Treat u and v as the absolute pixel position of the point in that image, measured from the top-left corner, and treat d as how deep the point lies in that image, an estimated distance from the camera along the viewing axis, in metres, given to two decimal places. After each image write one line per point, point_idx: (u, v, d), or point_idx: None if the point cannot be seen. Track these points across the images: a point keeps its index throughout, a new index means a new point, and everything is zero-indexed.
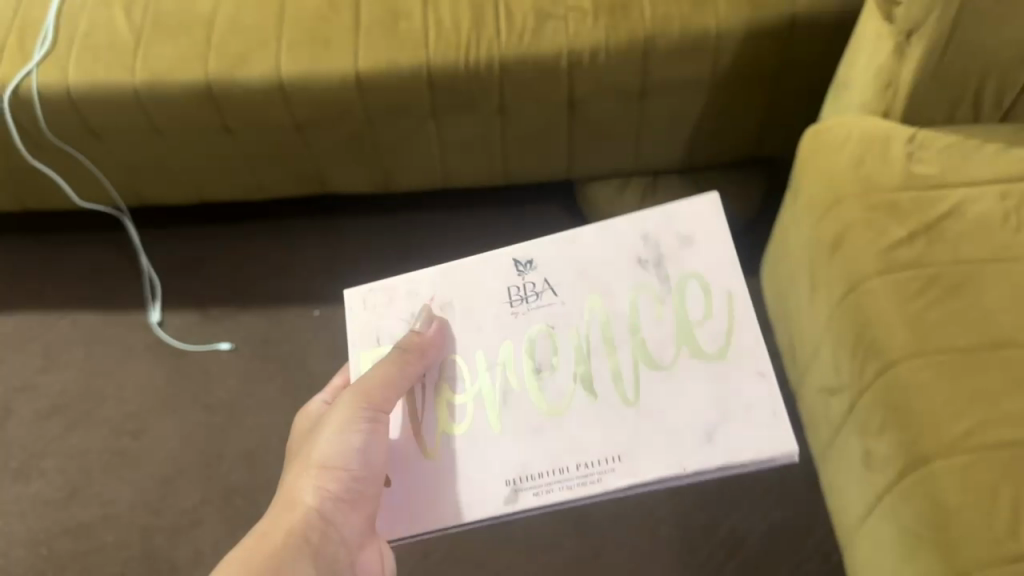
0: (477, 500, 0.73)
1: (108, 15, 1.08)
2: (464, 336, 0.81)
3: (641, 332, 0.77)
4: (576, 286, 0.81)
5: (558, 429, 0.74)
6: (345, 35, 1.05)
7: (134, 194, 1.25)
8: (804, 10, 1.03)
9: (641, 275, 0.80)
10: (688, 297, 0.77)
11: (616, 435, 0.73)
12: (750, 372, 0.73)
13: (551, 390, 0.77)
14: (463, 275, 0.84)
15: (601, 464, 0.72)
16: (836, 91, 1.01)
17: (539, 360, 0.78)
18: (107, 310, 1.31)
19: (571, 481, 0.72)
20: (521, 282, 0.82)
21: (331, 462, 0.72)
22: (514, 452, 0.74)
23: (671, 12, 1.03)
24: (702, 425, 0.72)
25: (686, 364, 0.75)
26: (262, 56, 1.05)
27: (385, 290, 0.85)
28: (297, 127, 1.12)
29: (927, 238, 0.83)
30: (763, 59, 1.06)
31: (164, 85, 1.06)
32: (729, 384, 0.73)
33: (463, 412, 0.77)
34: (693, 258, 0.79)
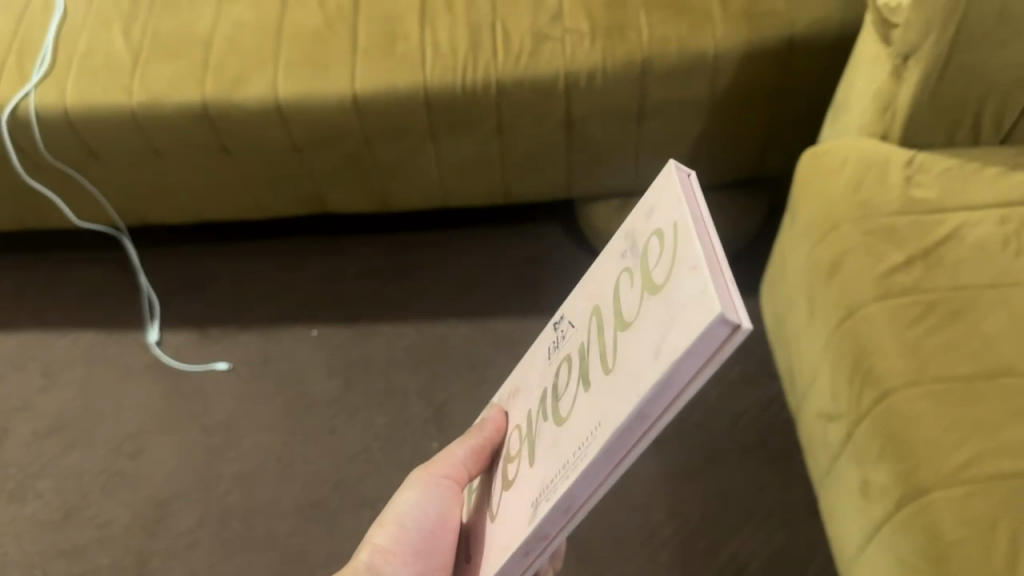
0: (514, 533, 0.58)
1: (107, 37, 1.09)
2: (520, 404, 0.69)
3: (620, 306, 0.55)
4: (587, 308, 0.63)
5: (565, 436, 0.56)
6: (342, 57, 1.05)
7: (134, 214, 1.25)
8: (802, 31, 1.02)
9: (620, 267, 0.58)
10: (650, 248, 0.54)
11: (596, 408, 0.53)
12: (679, 272, 0.48)
13: (565, 402, 0.59)
14: (524, 360, 0.73)
15: (589, 437, 0.52)
16: (835, 113, 1.00)
17: (562, 384, 0.61)
18: (107, 329, 1.31)
19: (568, 470, 0.53)
20: (556, 336, 0.67)
21: (389, 519, 0.72)
22: (542, 467, 0.58)
23: (668, 34, 1.03)
24: (655, 348, 0.48)
25: (647, 308, 0.51)
26: (260, 77, 1.05)
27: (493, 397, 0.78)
28: (295, 149, 1.12)
29: (924, 264, 0.82)
30: (761, 81, 1.06)
31: (162, 105, 1.05)
32: (672, 308, 0.47)
33: (515, 467, 0.65)
34: (653, 205, 0.55)
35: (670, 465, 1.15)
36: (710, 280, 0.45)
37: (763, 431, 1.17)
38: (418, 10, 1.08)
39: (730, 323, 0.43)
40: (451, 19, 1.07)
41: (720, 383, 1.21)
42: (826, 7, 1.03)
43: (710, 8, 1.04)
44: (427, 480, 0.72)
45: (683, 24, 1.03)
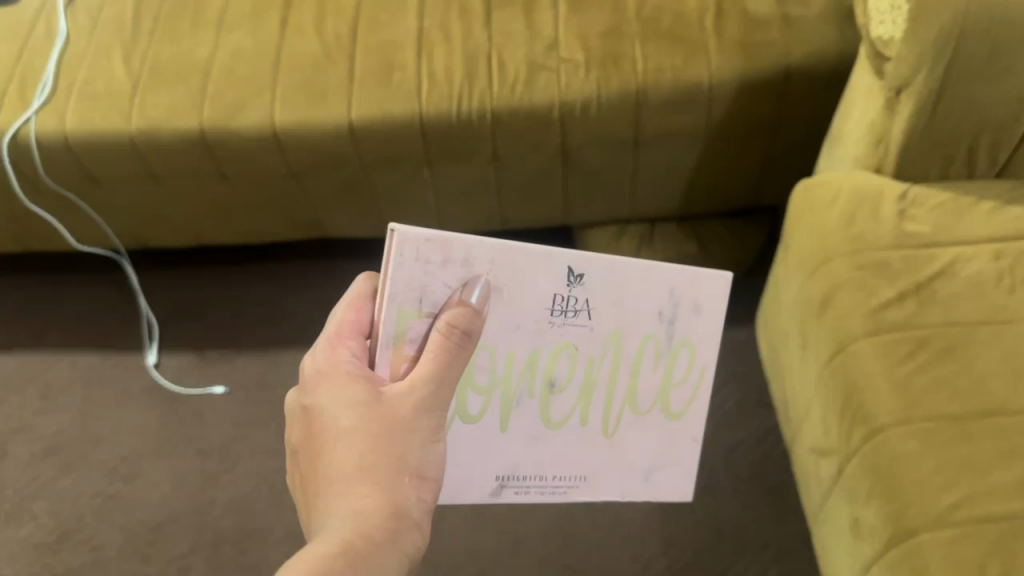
0: (472, 487, 0.76)
1: (107, 64, 1.10)
2: (498, 330, 0.70)
3: (638, 380, 0.76)
4: (609, 315, 0.72)
5: (552, 442, 0.77)
6: (340, 85, 1.06)
7: (133, 237, 1.26)
8: (798, 62, 1.02)
9: (654, 327, 0.74)
10: (681, 356, 0.76)
11: (586, 459, 0.78)
12: (691, 435, 0.80)
13: (558, 409, 0.76)
14: (515, 267, 0.67)
15: (569, 479, 0.79)
16: (831, 143, 1.00)
17: (556, 375, 0.74)
18: (106, 352, 1.31)
19: (546, 487, 0.78)
20: (565, 294, 0.70)
21: (416, 469, 0.64)
22: (514, 453, 0.76)
23: (663, 64, 1.03)
24: (644, 467, 0.80)
25: (654, 417, 0.79)
26: (257, 105, 1.06)
27: (438, 243, 0.64)
28: (292, 174, 1.13)
29: (916, 300, 0.81)
30: (757, 111, 1.06)
31: (159, 132, 1.06)
32: (674, 443, 0.80)
33: (480, 404, 0.74)
34: (700, 322, 0.74)
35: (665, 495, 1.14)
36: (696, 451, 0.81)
37: (760, 462, 1.15)
38: (416, 38, 1.08)
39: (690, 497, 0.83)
40: (447, 48, 1.07)
41: (717, 412, 1.20)
42: (823, 37, 1.03)
43: (705, 37, 1.04)
44: (434, 420, 0.65)
45: (679, 54, 1.03)
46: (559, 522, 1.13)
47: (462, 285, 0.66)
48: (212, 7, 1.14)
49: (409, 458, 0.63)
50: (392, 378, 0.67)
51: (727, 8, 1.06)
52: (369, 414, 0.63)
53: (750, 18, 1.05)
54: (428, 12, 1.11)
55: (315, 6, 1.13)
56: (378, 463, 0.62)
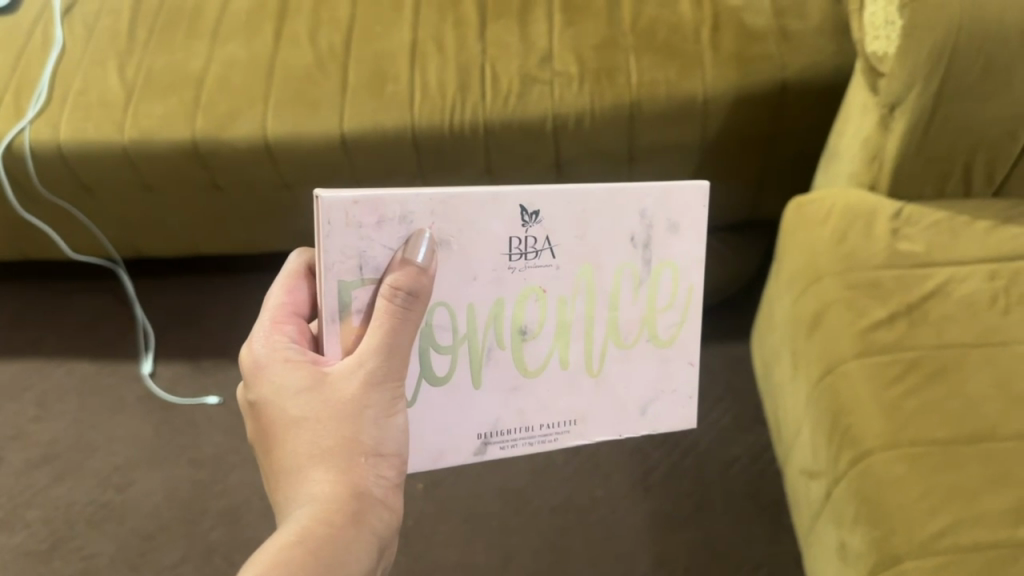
0: (451, 448, 0.74)
1: (101, 74, 1.10)
2: (455, 283, 0.69)
3: (617, 313, 0.74)
4: (575, 251, 0.71)
5: (533, 390, 0.75)
6: (332, 97, 1.06)
7: (129, 247, 1.26)
8: (793, 76, 1.01)
9: (628, 254, 0.72)
10: (662, 280, 0.74)
11: (572, 402, 0.76)
12: (684, 361, 0.78)
13: (532, 356, 0.73)
14: (461, 213, 0.66)
15: (558, 426, 0.76)
16: (828, 159, 0.99)
17: (526, 322, 0.72)
18: (102, 361, 1.31)
19: (534, 438, 0.76)
20: (522, 235, 0.68)
21: (374, 447, 0.64)
22: (492, 406, 0.74)
23: (657, 77, 1.02)
24: (639, 400, 0.78)
25: (642, 347, 0.76)
26: (249, 115, 1.06)
27: (368, 203, 0.63)
28: (287, 186, 1.12)
29: (908, 320, 0.80)
30: (753, 125, 1.05)
31: (152, 142, 1.06)
32: (669, 372, 0.78)
33: (447, 364, 0.71)
34: (677, 242, 0.73)
35: (659, 512, 1.13)
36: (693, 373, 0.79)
37: (755, 480, 1.14)
38: (410, 50, 1.08)
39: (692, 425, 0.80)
40: (441, 60, 1.07)
41: (713, 429, 1.18)
42: (820, 51, 1.02)
43: (700, 51, 1.04)
44: (388, 392, 0.65)
45: (673, 68, 1.03)
46: (551, 538, 1.12)
47: (403, 244, 0.64)
48: (207, 17, 1.14)
49: (364, 437, 0.64)
50: (340, 351, 0.67)
51: (723, 22, 1.06)
52: (317, 398, 0.64)
53: (746, 33, 1.04)
54: (422, 23, 1.10)
55: (309, 17, 1.12)
56: (331, 446, 0.63)
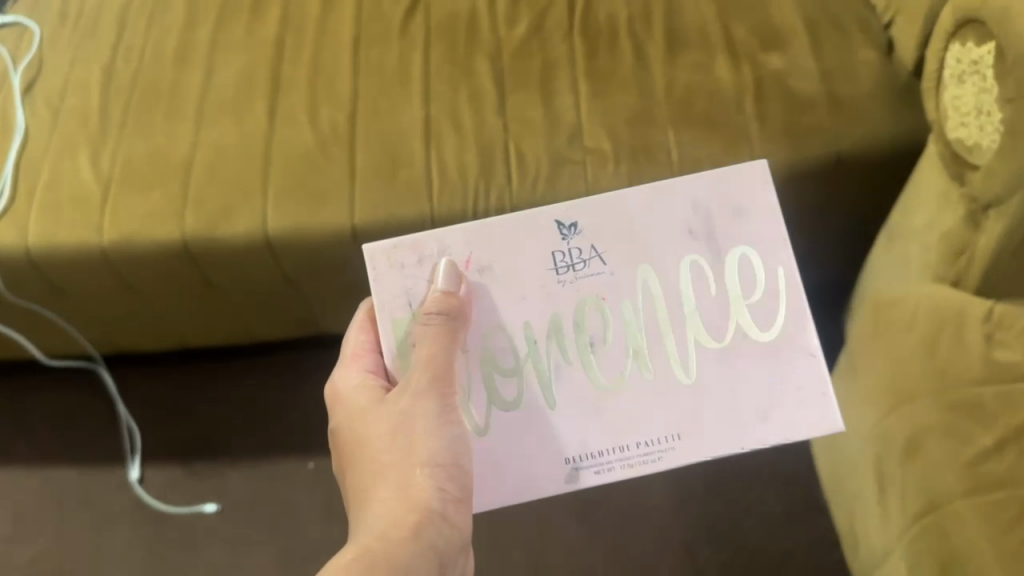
0: (533, 483, 0.65)
1: (72, 165, 0.97)
2: (502, 306, 0.67)
3: (695, 307, 0.67)
4: (626, 253, 0.68)
5: (619, 408, 0.66)
6: (339, 186, 0.94)
7: (110, 344, 1.13)
8: (850, 147, 0.92)
9: (691, 248, 0.68)
10: (740, 268, 0.68)
11: (672, 412, 0.66)
12: (801, 353, 0.67)
13: (609, 368, 0.66)
14: (500, 238, 0.68)
15: (660, 443, 0.66)
16: (894, 240, 0.90)
17: (591, 333, 0.67)
18: (82, 468, 1.18)
19: (632, 461, 0.66)
20: (565, 248, 0.68)
21: (426, 457, 0.61)
22: (573, 429, 0.66)
23: (701, 153, 0.93)
24: (756, 404, 0.66)
25: (744, 342, 0.67)
26: (246, 210, 0.94)
27: (406, 245, 0.68)
28: (288, 281, 1.00)
29: (1019, 450, 0.70)
30: (804, 199, 0.96)
31: (135, 243, 0.94)
32: (783, 366, 0.67)
33: (514, 389, 0.66)
34: (745, 227, 0.68)
35: None
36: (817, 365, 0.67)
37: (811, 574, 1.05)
38: (423, 128, 0.97)
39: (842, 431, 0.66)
40: (459, 140, 0.96)
41: (763, 519, 1.09)
42: (878, 118, 0.92)
43: (746, 123, 0.94)
44: (436, 400, 0.62)
45: (716, 143, 0.93)
46: None
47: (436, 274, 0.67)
48: (189, 94, 1.01)
49: (415, 447, 0.61)
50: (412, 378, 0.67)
51: (766, 88, 0.96)
52: (376, 414, 0.63)
53: (793, 100, 0.95)
54: (433, 97, 0.99)
55: (305, 92, 1.01)
56: (391, 461, 0.61)
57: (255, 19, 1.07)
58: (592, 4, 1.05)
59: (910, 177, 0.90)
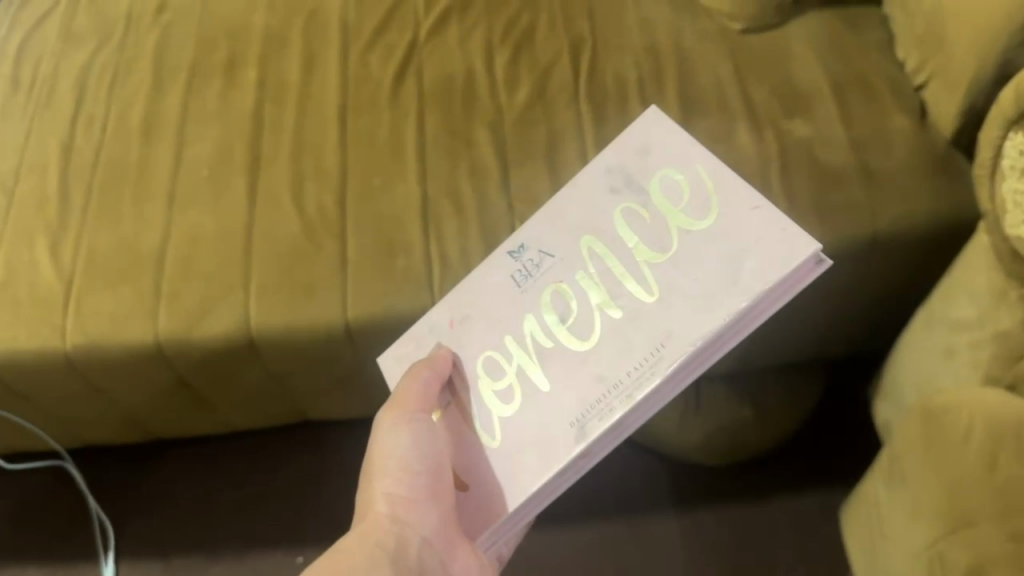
0: (548, 449, 0.59)
1: (28, 258, 0.87)
2: (484, 331, 0.66)
3: (638, 241, 0.63)
4: (572, 237, 0.66)
5: (602, 358, 0.60)
6: (331, 276, 0.85)
7: (74, 438, 1.03)
8: (887, 224, 0.84)
9: (618, 201, 0.66)
10: (664, 188, 0.65)
11: (644, 330, 0.59)
12: (744, 209, 0.60)
13: (577, 330, 0.62)
14: (469, 290, 0.68)
15: (649, 360, 0.58)
16: (954, 328, 0.80)
17: (558, 311, 0.63)
18: (51, 569, 1.08)
19: (629, 390, 0.58)
20: (520, 265, 0.67)
21: (383, 470, 0.62)
22: (568, 392, 0.60)
23: None
24: (722, 276, 0.59)
25: (689, 242, 0.62)
26: (227, 307, 0.85)
27: (404, 340, 0.69)
28: (274, 376, 0.91)
29: None
30: (837, 279, 0.88)
31: (103, 348, 0.84)
32: (737, 232, 0.60)
33: (509, 395, 0.62)
34: (659, 158, 0.67)
35: None
36: (769, 216, 0.59)
37: None
38: (420, 210, 0.88)
39: (825, 261, 0.58)
40: (460, 221, 0.88)
41: None
42: (914, 192, 0.85)
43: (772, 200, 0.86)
44: (399, 417, 0.62)
45: None
46: None
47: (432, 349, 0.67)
48: (158, 172, 0.92)
49: (377, 463, 0.62)
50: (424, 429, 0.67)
51: (793, 159, 0.88)
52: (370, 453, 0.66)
53: (823, 173, 0.87)
54: (431, 173, 0.91)
55: (288, 167, 0.91)
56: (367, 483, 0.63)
57: (229, 83, 0.98)
58: (598, 62, 0.97)
59: (962, 254, 0.82)
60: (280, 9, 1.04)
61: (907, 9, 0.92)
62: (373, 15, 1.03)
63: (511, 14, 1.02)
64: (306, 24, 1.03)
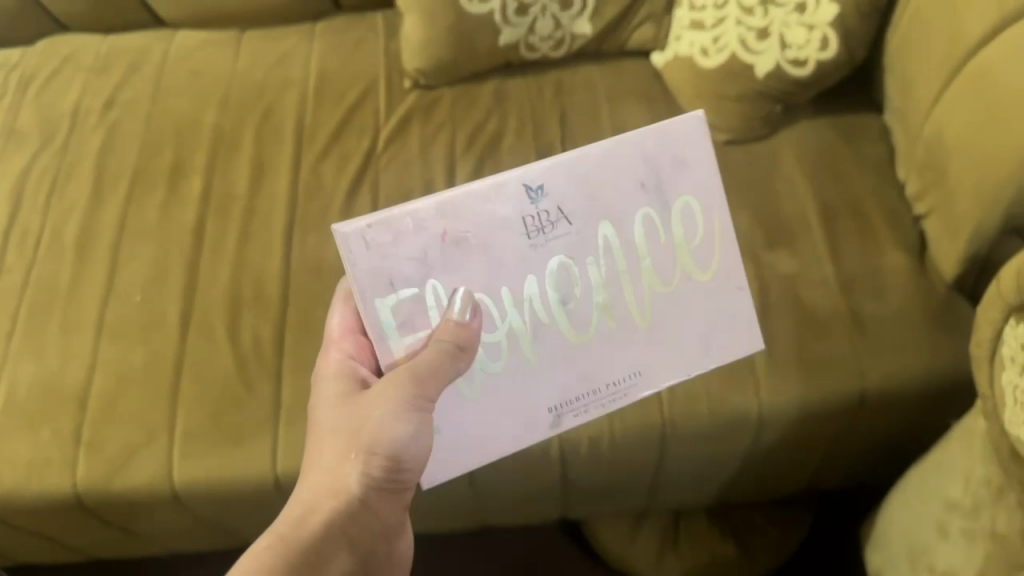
0: (525, 430, 0.65)
1: None
2: (480, 270, 0.62)
3: (648, 257, 0.66)
4: (592, 207, 0.63)
5: (587, 358, 0.66)
6: (263, 424, 0.78)
7: (8, 561, 0.97)
8: (875, 385, 0.75)
9: (643, 199, 0.65)
10: (684, 217, 0.66)
11: (632, 352, 0.66)
12: (732, 286, 0.68)
13: (579, 320, 0.65)
14: (475, 209, 0.61)
15: (624, 380, 0.66)
16: (946, 509, 0.71)
17: (563, 291, 0.64)
18: None
19: (602, 400, 0.66)
20: (533, 210, 0.62)
21: (371, 449, 0.60)
22: (551, 378, 0.65)
23: (698, 387, 0.76)
24: (702, 332, 0.68)
25: (688, 284, 0.67)
26: (149, 456, 0.78)
27: (381, 223, 0.59)
28: (205, 519, 0.84)
29: None
30: (820, 436, 0.79)
31: (18, 496, 0.79)
32: (720, 296, 0.68)
33: (498, 351, 0.64)
34: (688, 172, 0.66)
35: None
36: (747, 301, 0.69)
37: None
38: None
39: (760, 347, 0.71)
40: None
41: None
42: (905, 346, 0.76)
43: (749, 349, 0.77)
44: (410, 403, 0.60)
45: (714, 374, 0.76)
46: None
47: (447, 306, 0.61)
48: (89, 297, 0.85)
49: (365, 437, 0.60)
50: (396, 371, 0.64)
51: (775, 301, 0.79)
52: (349, 403, 0.62)
53: (807, 319, 0.78)
54: None
55: (225, 294, 0.85)
56: (341, 434, 0.61)
57: (171, 193, 0.91)
58: None
59: (960, 421, 0.72)
60: (234, 108, 0.98)
61: (908, 131, 0.83)
62: (330, 118, 0.96)
63: (478, 120, 0.94)
64: (258, 126, 0.96)
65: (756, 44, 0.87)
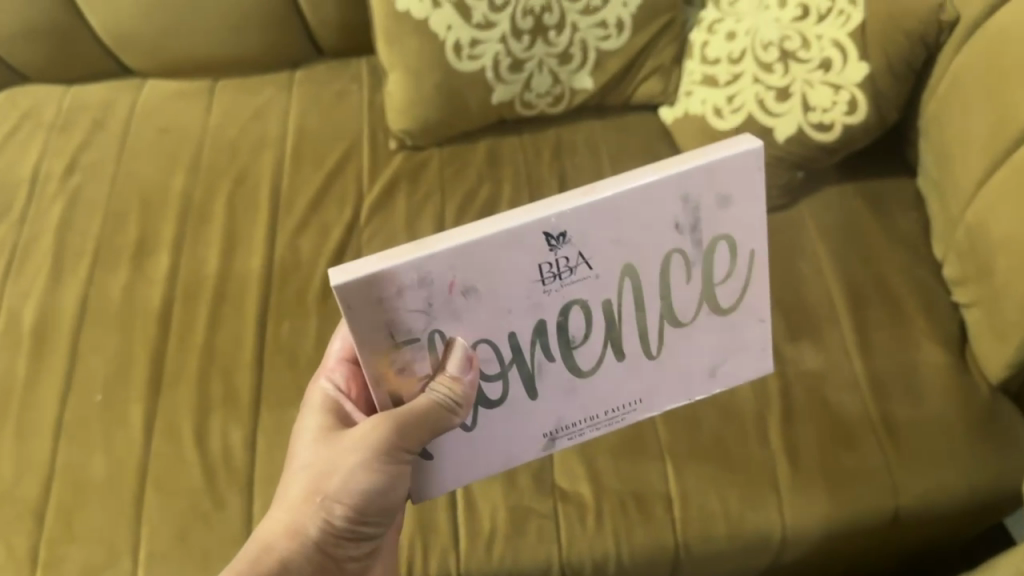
0: (508, 456, 0.56)
1: None
2: (481, 317, 0.48)
3: (670, 301, 0.51)
4: (616, 254, 0.47)
5: (592, 388, 0.54)
6: (233, 544, 0.71)
7: None
8: (909, 502, 0.68)
9: (675, 241, 0.48)
10: (716, 259, 0.50)
11: (633, 382, 0.54)
12: (753, 317, 0.55)
13: (585, 356, 0.52)
14: (485, 257, 0.45)
15: (623, 407, 0.55)
16: None
17: (574, 328, 0.50)
18: None
19: (597, 424, 0.56)
20: (551, 258, 0.46)
21: (336, 496, 0.53)
22: (544, 410, 0.54)
23: (713, 505, 0.68)
24: (711, 360, 0.55)
25: (705, 320, 0.53)
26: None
27: (383, 276, 0.43)
28: None
29: None
30: (848, 550, 0.71)
31: None
32: (734, 329, 0.55)
33: (498, 390, 0.52)
34: (735, 211, 0.48)
35: None
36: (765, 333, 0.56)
37: None
38: None
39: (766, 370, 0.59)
40: None
41: None
42: (943, 456, 0.68)
43: (772, 461, 0.69)
44: (386, 455, 0.51)
45: (733, 489, 0.69)
46: None
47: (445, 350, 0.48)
48: (45, 396, 0.78)
49: (331, 482, 0.53)
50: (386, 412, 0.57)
51: (800, 405, 0.72)
52: (325, 442, 0.55)
53: (836, 427, 0.70)
54: None
55: (193, 393, 0.77)
56: (310, 475, 0.54)
57: (136, 275, 0.84)
58: None
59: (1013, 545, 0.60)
60: (205, 174, 0.90)
61: (945, 212, 0.74)
62: (308, 186, 0.88)
63: (469, 188, 0.86)
64: (231, 194, 0.89)
65: (775, 104, 0.78)
